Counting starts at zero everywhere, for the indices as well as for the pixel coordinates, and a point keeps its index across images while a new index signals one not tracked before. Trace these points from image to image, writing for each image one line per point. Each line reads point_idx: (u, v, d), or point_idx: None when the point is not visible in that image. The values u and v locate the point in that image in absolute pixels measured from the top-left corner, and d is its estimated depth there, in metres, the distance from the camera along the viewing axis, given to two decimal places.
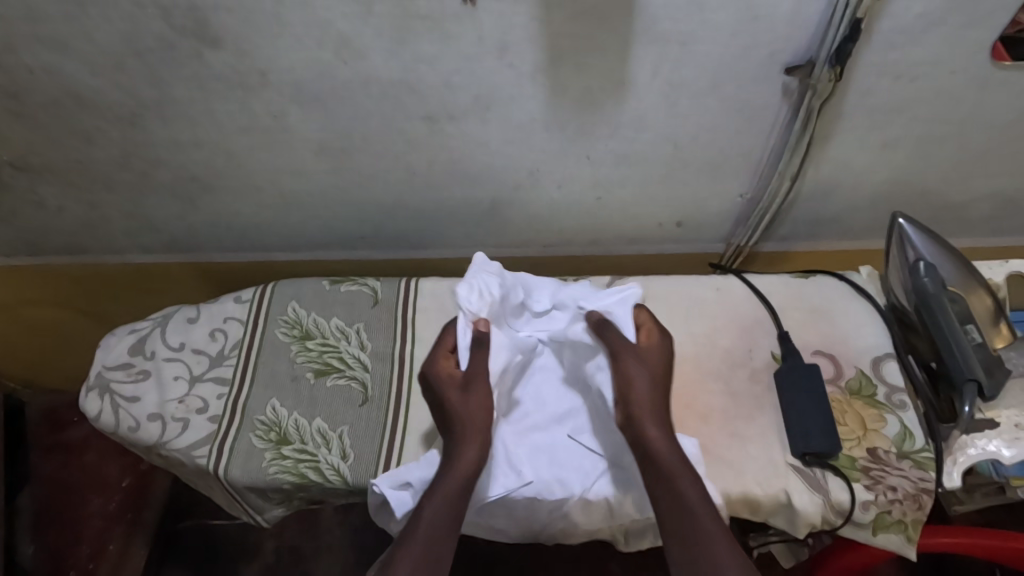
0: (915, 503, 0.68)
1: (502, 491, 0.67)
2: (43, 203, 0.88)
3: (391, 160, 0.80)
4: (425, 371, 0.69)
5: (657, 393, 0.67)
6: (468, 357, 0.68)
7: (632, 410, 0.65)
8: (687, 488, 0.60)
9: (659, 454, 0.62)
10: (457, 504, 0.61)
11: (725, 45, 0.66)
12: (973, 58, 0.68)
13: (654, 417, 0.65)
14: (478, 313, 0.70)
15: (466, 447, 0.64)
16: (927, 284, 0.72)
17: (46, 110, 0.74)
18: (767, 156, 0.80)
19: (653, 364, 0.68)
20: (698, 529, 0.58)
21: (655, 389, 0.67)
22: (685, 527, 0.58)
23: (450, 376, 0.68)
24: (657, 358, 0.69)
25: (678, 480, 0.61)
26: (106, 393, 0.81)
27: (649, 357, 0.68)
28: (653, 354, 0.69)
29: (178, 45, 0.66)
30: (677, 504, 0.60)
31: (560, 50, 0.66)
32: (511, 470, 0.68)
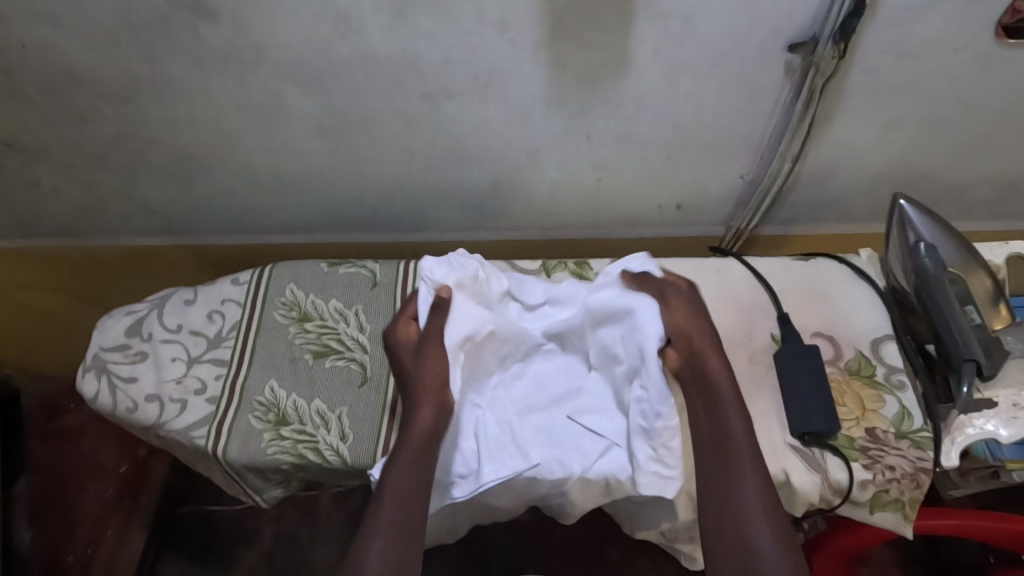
0: (912, 482, 0.68)
1: (508, 473, 0.66)
2: (38, 183, 0.87)
3: (390, 140, 0.80)
4: (388, 337, 0.71)
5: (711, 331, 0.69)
6: (426, 318, 0.69)
7: (691, 345, 0.67)
8: (732, 416, 0.64)
9: (716, 380, 0.66)
10: (423, 460, 0.64)
11: (728, 22, 0.65)
12: (976, 35, 0.67)
13: (712, 352, 0.67)
14: (440, 282, 0.71)
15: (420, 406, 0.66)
16: (929, 264, 0.71)
17: (40, 87, 0.73)
18: (768, 137, 0.79)
19: (701, 315, 0.69)
20: (733, 454, 0.62)
21: (710, 330, 0.68)
22: (722, 447, 0.63)
23: (408, 338, 0.70)
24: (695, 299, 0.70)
25: (726, 407, 0.65)
26: (103, 374, 0.81)
27: (696, 307, 0.70)
28: (698, 304, 0.70)
29: (174, 19, 0.65)
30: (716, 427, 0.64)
31: (561, 26, 0.65)
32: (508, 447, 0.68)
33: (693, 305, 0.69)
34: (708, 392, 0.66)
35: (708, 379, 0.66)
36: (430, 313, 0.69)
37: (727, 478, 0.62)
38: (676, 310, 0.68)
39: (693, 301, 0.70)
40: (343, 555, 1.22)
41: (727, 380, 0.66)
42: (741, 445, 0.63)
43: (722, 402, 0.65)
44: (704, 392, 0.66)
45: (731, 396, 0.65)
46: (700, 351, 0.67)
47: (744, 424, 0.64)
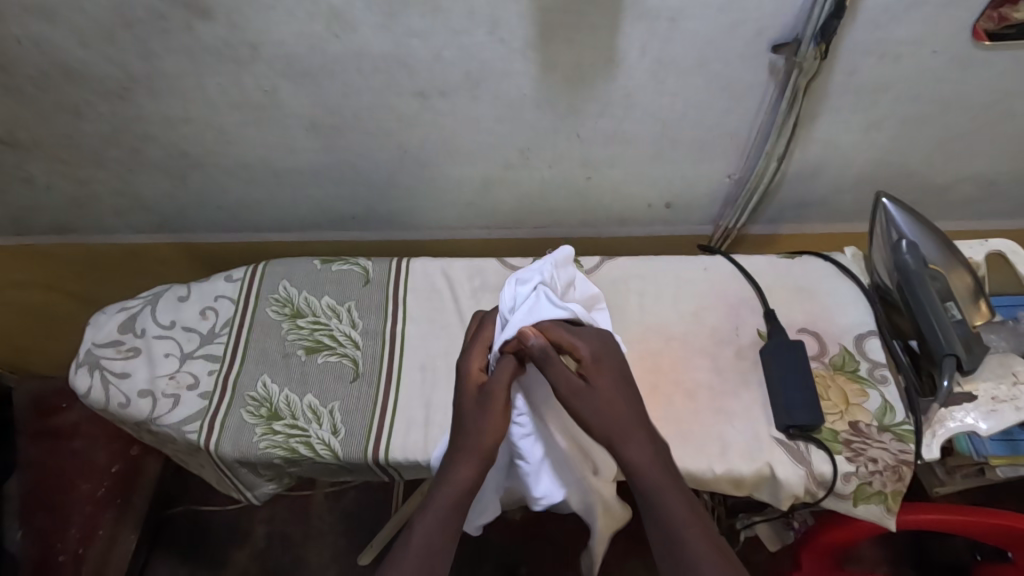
0: (894, 474, 0.69)
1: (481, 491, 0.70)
2: (32, 180, 0.88)
3: (382, 138, 0.81)
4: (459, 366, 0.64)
5: (624, 401, 0.60)
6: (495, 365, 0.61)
7: (599, 435, 0.58)
8: (673, 504, 0.56)
9: (639, 476, 0.57)
10: (455, 522, 0.57)
11: (713, 22, 0.67)
12: (955, 37, 0.69)
13: (626, 440, 0.58)
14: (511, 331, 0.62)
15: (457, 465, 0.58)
16: (909, 261, 0.74)
17: (35, 83, 0.73)
18: (754, 137, 0.81)
19: (607, 393, 0.60)
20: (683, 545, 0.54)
21: (618, 397, 0.60)
22: (673, 543, 0.54)
23: (475, 385, 0.62)
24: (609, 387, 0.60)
25: (666, 497, 0.56)
26: (96, 369, 0.81)
27: (598, 375, 0.60)
28: (597, 375, 0.60)
29: (169, 16, 0.66)
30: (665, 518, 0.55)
31: (550, 25, 0.66)
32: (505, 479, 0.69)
33: (592, 377, 0.60)
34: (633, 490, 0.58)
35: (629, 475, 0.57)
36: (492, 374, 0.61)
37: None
38: (582, 390, 0.59)
39: (597, 373, 0.60)
40: (334, 555, 1.22)
41: (658, 466, 0.57)
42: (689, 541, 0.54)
43: (650, 492, 0.56)
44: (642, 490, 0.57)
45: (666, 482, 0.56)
46: (610, 442, 0.58)
47: (687, 511, 0.55)
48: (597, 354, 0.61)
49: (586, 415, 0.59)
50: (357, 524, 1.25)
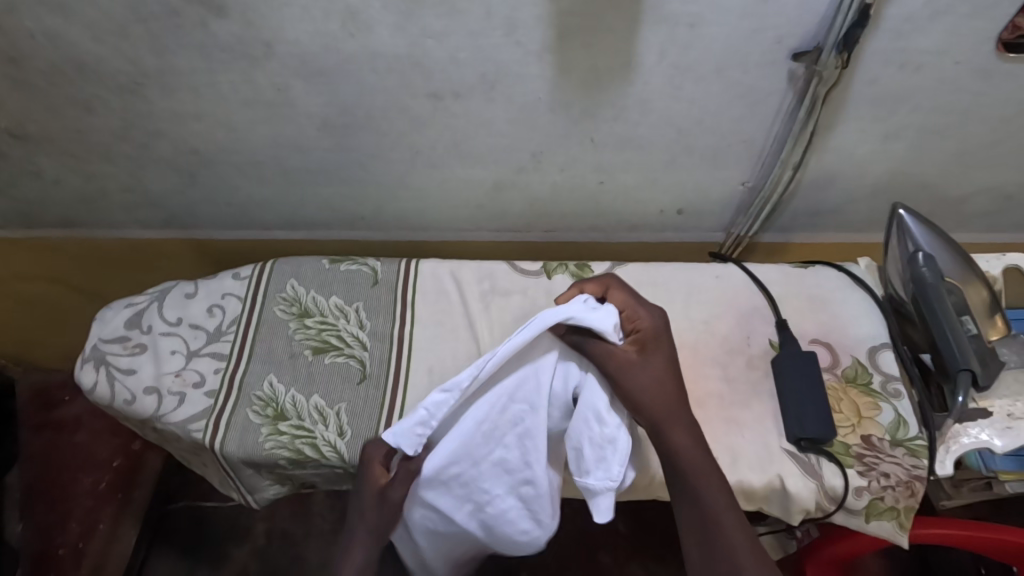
0: (906, 490, 0.68)
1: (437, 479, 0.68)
2: (41, 173, 0.87)
3: (394, 138, 0.80)
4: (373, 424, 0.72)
5: (674, 385, 0.65)
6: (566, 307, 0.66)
7: (655, 416, 0.63)
8: (710, 489, 0.61)
9: (688, 460, 0.62)
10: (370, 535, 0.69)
11: (732, 29, 0.66)
12: (978, 48, 0.68)
13: (675, 424, 0.63)
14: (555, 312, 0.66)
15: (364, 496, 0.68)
16: (926, 274, 0.72)
17: (47, 77, 0.73)
18: (769, 144, 0.80)
19: (660, 374, 0.65)
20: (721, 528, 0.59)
21: (669, 379, 0.65)
22: (709, 525, 0.59)
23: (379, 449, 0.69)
24: (661, 368, 0.66)
25: (706, 483, 0.61)
26: (102, 365, 0.81)
27: (654, 350, 0.67)
28: (655, 350, 0.67)
29: (184, 13, 0.66)
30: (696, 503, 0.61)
31: (569, 28, 0.66)
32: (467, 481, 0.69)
33: (649, 353, 0.66)
34: (675, 473, 0.63)
35: (679, 459, 0.62)
36: (571, 330, 0.67)
37: (716, 557, 0.58)
38: (632, 364, 0.65)
39: (652, 348, 0.67)
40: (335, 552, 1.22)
41: (698, 450, 0.63)
42: (726, 527, 0.59)
43: (696, 480, 0.61)
44: (679, 471, 0.62)
45: (710, 466, 0.62)
46: (663, 426, 0.63)
47: (723, 496, 0.60)
48: (654, 330, 0.68)
49: (638, 390, 0.64)
50: None
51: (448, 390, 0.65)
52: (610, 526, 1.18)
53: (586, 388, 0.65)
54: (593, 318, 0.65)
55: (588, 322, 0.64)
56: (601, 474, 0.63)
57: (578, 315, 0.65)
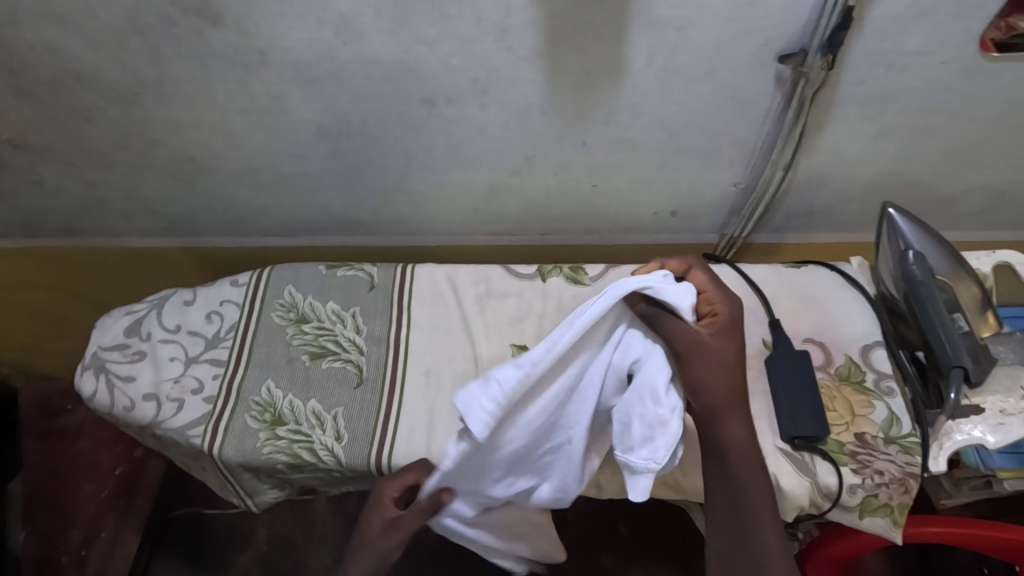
0: (900, 487, 0.68)
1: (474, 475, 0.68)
2: (41, 182, 0.88)
3: (389, 144, 0.81)
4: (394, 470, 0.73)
5: (738, 376, 0.61)
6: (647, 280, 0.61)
7: (714, 406, 0.60)
8: (752, 487, 0.58)
9: (736, 455, 0.59)
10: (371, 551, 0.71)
11: (720, 32, 0.67)
12: (963, 47, 0.69)
13: (729, 418, 0.60)
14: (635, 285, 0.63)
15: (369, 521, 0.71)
16: (916, 271, 0.73)
17: (46, 87, 0.74)
18: (760, 145, 0.81)
19: (729, 363, 0.60)
20: (754, 534, 0.57)
21: (736, 370, 0.61)
22: (744, 522, 0.57)
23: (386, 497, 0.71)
24: (732, 356, 0.61)
25: (751, 481, 0.58)
26: (102, 372, 0.81)
27: (730, 336, 0.62)
28: (732, 337, 0.62)
29: (180, 22, 0.67)
30: (733, 499, 0.58)
31: (559, 33, 0.67)
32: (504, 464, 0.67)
33: (723, 338, 0.61)
34: (720, 462, 0.60)
35: (726, 451, 0.59)
36: (649, 303, 0.62)
37: (744, 555, 0.56)
38: (703, 348, 0.60)
39: (727, 332, 0.62)
40: (336, 557, 1.22)
41: (748, 445, 0.60)
42: (761, 527, 0.57)
43: (741, 475, 0.59)
44: (721, 462, 0.59)
45: (755, 469, 0.59)
46: (716, 419, 0.60)
47: (764, 496, 0.58)
48: (733, 314, 0.63)
49: (699, 377, 0.60)
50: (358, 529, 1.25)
51: (521, 365, 0.61)
52: (611, 529, 1.19)
53: (647, 365, 0.61)
54: (671, 292, 0.61)
55: (664, 295, 0.61)
56: (645, 454, 0.59)
57: (655, 291, 0.61)
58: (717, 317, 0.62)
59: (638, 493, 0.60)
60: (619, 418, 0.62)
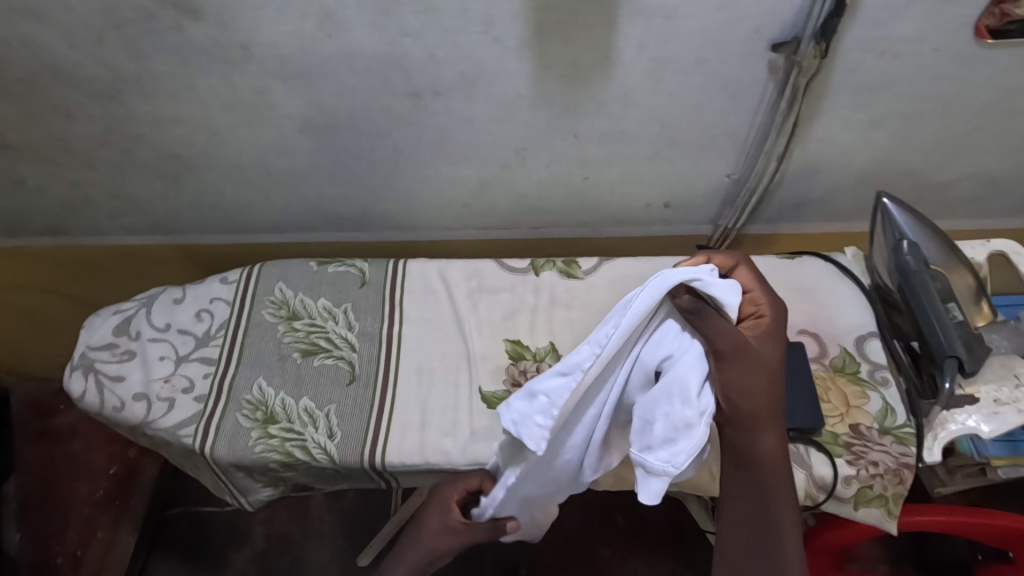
0: (895, 477, 0.68)
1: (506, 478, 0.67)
2: (24, 181, 0.87)
3: (377, 138, 0.80)
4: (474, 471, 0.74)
5: (775, 386, 0.56)
6: (696, 276, 0.56)
7: (748, 414, 0.55)
8: (781, 501, 0.55)
9: (766, 464, 0.55)
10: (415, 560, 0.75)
11: (709, 21, 0.66)
12: (955, 34, 0.68)
13: (763, 428, 0.55)
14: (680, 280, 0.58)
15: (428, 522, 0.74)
16: (910, 262, 0.73)
17: (25, 84, 0.73)
18: (753, 135, 0.80)
19: (767, 372, 0.56)
20: (776, 554, 0.53)
21: (773, 379, 0.56)
22: (767, 533, 0.54)
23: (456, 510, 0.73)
24: (772, 366, 0.56)
25: (781, 494, 0.54)
26: (90, 373, 0.80)
27: (771, 345, 0.57)
28: (772, 347, 0.57)
29: (159, 16, 0.65)
30: (759, 510, 0.55)
31: (546, 23, 0.66)
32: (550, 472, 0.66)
33: (763, 347, 0.57)
34: (748, 469, 0.55)
35: (755, 458, 0.55)
36: (693, 303, 0.57)
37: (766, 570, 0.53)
38: (744, 351, 0.55)
39: (767, 340, 0.57)
40: (334, 554, 1.22)
41: (780, 456, 0.55)
42: (786, 543, 0.53)
43: (770, 485, 0.55)
44: (750, 470, 0.55)
45: (783, 485, 0.55)
46: (751, 426, 0.55)
47: (792, 511, 0.54)
48: (775, 325, 0.58)
49: (736, 382, 0.55)
50: (355, 525, 1.25)
51: (567, 372, 0.58)
52: (609, 523, 1.18)
53: (680, 361, 0.56)
54: (722, 288, 0.56)
55: (713, 291, 0.56)
56: (663, 456, 0.55)
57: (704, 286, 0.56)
58: (764, 319, 0.58)
59: (651, 501, 0.55)
60: (643, 418, 0.58)
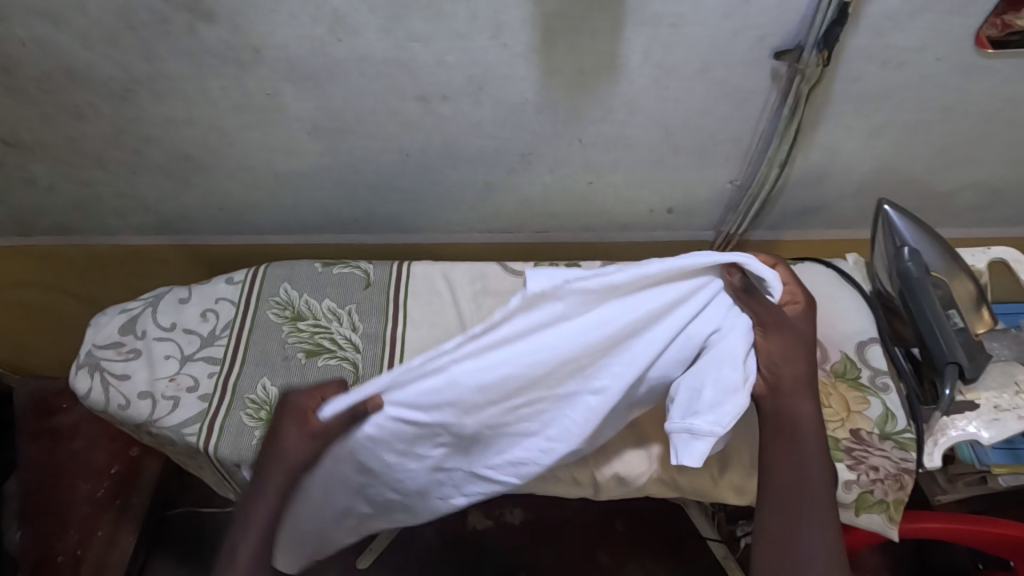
0: (896, 483, 0.68)
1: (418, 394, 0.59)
2: (35, 180, 0.88)
3: (384, 141, 0.81)
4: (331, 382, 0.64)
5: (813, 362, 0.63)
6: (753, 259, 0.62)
7: (787, 381, 0.62)
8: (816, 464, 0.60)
9: (802, 428, 0.61)
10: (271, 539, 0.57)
11: (715, 28, 0.67)
12: (957, 44, 0.69)
13: (803, 394, 0.62)
14: (732, 266, 0.63)
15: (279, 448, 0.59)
16: (911, 268, 0.73)
17: (38, 84, 0.74)
18: (756, 142, 0.81)
19: (807, 347, 0.63)
20: (812, 511, 0.58)
21: (812, 353, 0.63)
22: (801, 492, 0.59)
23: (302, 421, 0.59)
24: (810, 344, 0.63)
25: (813, 456, 0.61)
26: (96, 371, 0.81)
27: (809, 328, 0.63)
28: (810, 327, 0.64)
29: (173, 19, 0.66)
30: (794, 471, 0.60)
31: (553, 30, 0.67)
32: (480, 391, 0.60)
33: (804, 327, 0.63)
34: (787, 434, 0.61)
35: (792, 422, 0.62)
36: (748, 287, 0.63)
37: (801, 524, 0.58)
38: (785, 326, 0.62)
39: (807, 321, 0.63)
40: None
41: (815, 423, 0.62)
42: (819, 501, 0.59)
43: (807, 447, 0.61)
44: (787, 432, 0.61)
45: (817, 444, 0.61)
46: (792, 393, 0.62)
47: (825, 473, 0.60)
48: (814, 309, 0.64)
49: (781, 352, 0.62)
50: None
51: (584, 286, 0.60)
52: (609, 527, 1.19)
53: (731, 335, 0.62)
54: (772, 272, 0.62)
55: (766, 274, 0.62)
56: (712, 418, 0.60)
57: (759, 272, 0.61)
58: (800, 304, 0.63)
59: (697, 463, 0.60)
60: (689, 385, 0.62)
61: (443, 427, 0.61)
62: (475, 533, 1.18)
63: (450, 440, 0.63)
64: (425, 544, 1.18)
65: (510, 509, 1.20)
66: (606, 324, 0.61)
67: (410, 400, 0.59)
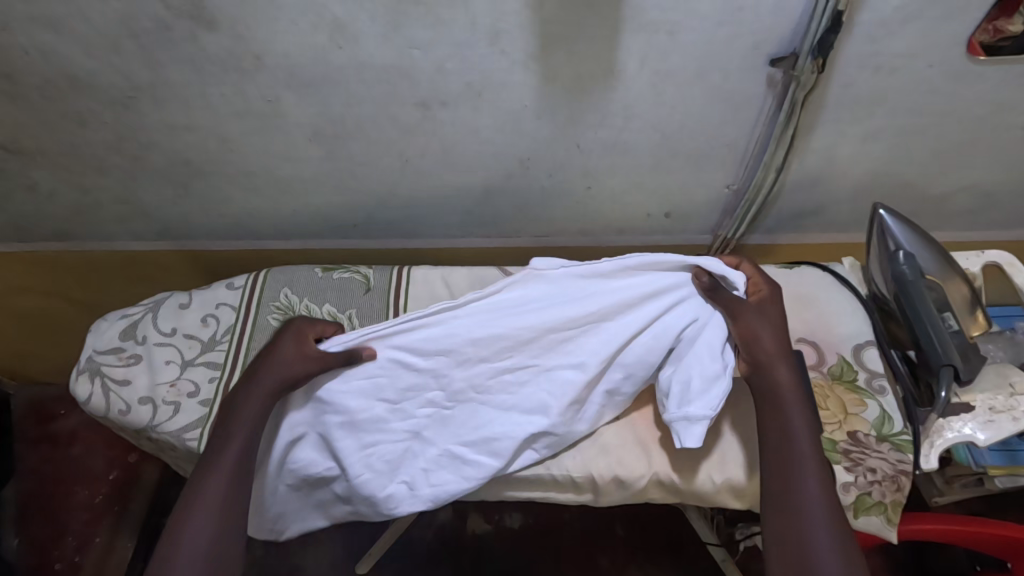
0: (893, 484, 0.69)
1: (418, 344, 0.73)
2: (35, 187, 0.88)
3: (384, 147, 0.81)
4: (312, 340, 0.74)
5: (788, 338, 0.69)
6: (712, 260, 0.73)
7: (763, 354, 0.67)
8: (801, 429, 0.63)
9: (784, 394, 0.65)
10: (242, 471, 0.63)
11: (711, 35, 0.68)
12: (950, 50, 0.70)
13: (778, 362, 0.66)
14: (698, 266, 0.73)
15: (256, 381, 0.67)
16: (906, 271, 0.74)
17: (40, 91, 0.74)
18: (752, 147, 0.82)
19: (778, 326, 0.69)
20: (801, 476, 0.60)
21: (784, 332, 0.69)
22: (792, 459, 0.61)
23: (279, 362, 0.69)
24: (781, 325, 0.69)
25: (798, 422, 0.64)
26: (97, 377, 0.81)
27: (777, 309, 0.70)
28: (778, 309, 0.70)
29: (174, 26, 0.67)
30: (783, 439, 0.63)
31: (551, 37, 0.67)
32: (472, 344, 0.73)
33: (770, 309, 0.70)
34: (771, 403, 0.65)
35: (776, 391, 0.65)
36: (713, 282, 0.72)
37: (792, 490, 0.60)
38: (748, 310, 0.69)
39: (772, 305, 0.70)
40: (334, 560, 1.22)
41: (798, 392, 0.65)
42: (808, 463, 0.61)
43: (790, 413, 0.64)
44: (772, 398, 0.65)
45: (800, 408, 0.64)
46: (770, 364, 0.67)
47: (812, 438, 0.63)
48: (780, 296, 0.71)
49: (750, 330, 0.68)
50: (353, 530, 1.20)
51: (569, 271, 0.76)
52: (608, 530, 1.19)
53: (708, 327, 0.70)
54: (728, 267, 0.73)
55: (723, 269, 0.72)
56: (703, 404, 0.67)
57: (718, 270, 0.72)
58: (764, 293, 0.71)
59: (694, 446, 0.66)
60: (679, 376, 0.69)
61: (434, 376, 0.73)
62: (475, 536, 1.19)
63: (438, 395, 0.72)
64: (425, 548, 1.18)
65: (509, 512, 1.21)
66: (587, 305, 0.74)
67: (409, 345, 0.72)
